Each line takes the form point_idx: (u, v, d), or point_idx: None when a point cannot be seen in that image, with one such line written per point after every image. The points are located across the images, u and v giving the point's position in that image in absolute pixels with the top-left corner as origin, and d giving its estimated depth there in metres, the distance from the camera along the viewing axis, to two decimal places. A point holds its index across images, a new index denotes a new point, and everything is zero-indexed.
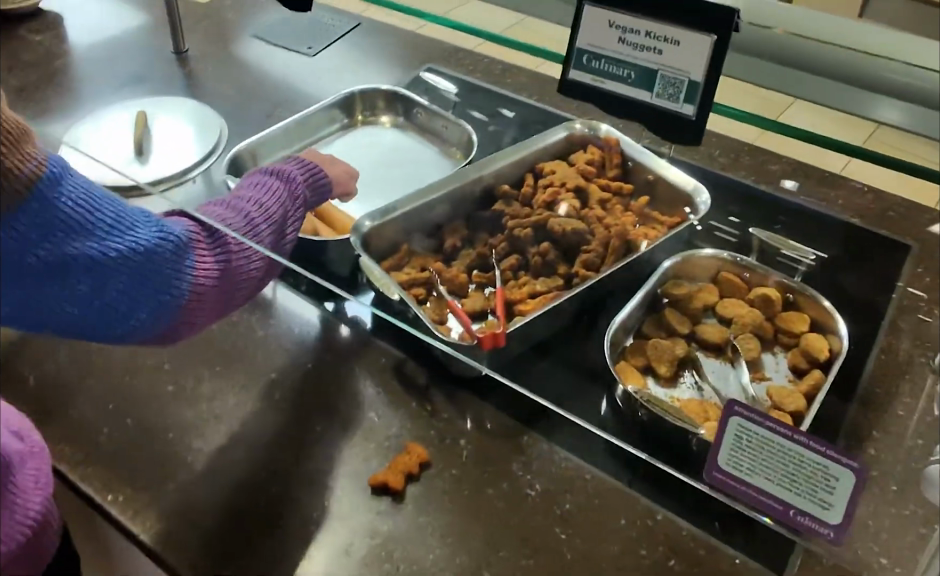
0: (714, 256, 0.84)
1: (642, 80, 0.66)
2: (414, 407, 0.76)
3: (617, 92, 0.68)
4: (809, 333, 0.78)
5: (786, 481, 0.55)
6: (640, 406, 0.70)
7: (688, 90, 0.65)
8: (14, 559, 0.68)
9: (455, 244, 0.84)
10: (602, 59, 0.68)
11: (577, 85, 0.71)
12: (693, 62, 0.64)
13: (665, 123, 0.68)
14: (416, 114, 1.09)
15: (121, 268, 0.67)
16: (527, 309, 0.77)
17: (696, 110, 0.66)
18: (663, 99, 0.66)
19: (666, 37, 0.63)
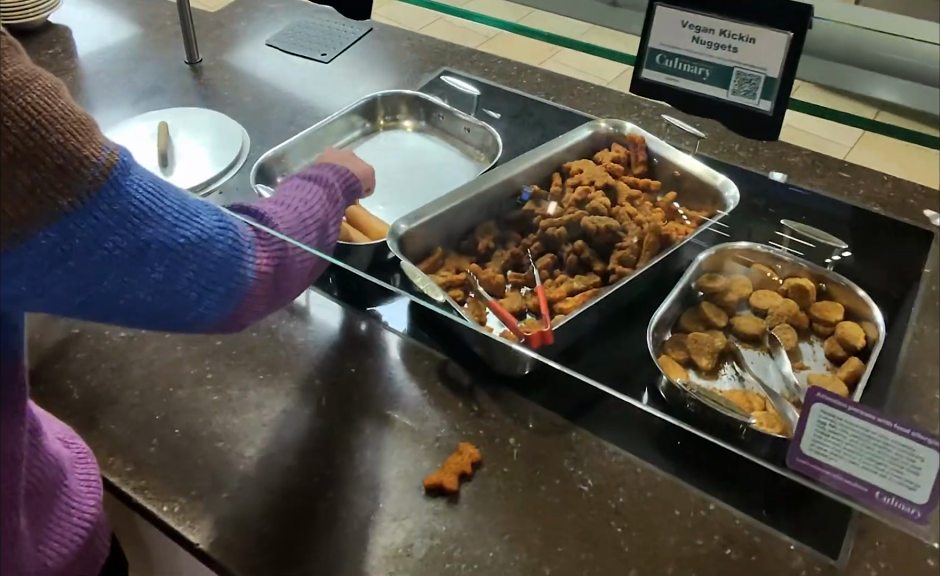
0: (749, 249, 0.85)
1: (716, 78, 0.66)
2: (461, 407, 0.78)
3: (689, 91, 0.68)
4: (844, 322, 0.79)
5: (872, 463, 0.54)
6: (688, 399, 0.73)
7: (765, 86, 0.64)
8: (73, 560, 0.73)
9: (487, 245, 0.86)
10: (675, 58, 0.68)
11: (650, 83, 0.70)
12: (770, 58, 0.63)
13: (742, 120, 0.67)
14: (439, 118, 1.10)
15: (193, 257, 0.61)
16: (568, 307, 0.78)
17: (772, 105, 0.65)
18: (739, 96, 0.66)
19: (743, 35, 0.63)
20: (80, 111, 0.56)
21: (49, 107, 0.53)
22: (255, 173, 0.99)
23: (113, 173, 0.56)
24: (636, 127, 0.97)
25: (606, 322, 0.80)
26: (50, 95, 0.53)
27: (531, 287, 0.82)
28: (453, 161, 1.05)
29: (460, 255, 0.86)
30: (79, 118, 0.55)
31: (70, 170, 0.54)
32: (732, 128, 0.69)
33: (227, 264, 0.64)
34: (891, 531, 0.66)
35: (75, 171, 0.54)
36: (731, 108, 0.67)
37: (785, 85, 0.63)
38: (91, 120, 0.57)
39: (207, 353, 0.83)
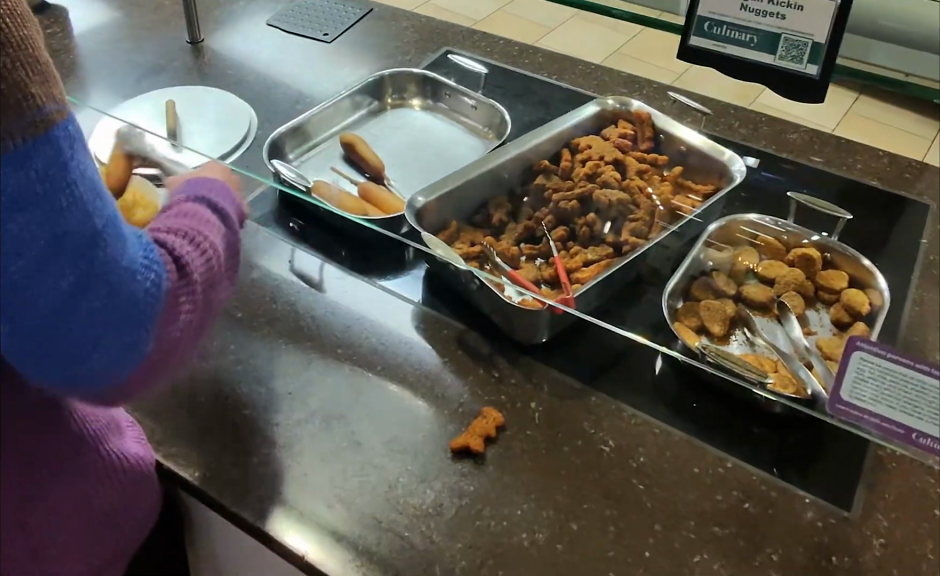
0: (756, 221, 0.88)
1: (765, 45, 0.68)
2: (482, 373, 0.80)
3: (740, 59, 0.70)
4: (848, 290, 0.81)
5: (910, 407, 0.57)
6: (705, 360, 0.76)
7: (813, 51, 0.67)
8: (123, 505, 0.73)
9: (501, 218, 0.88)
10: (724, 25, 0.70)
11: (699, 51, 0.73)
12: (817, 26, 0.65)
13: (789, 84, 0.70)
14: (445, 97, 1.11)
15: (106, 281, 0.52)
16: (584, 276, 0.81)
17: (819, 70, 0.67)
18: (786, 60, 0.68)
19: (791, 3, 0.64)
20: (40, 47, 0.48)
21: (7, 29, 0.45)
22: (268, 151, 1.00)
23: (49, 130, 0.48)
24: (642, 105, 0.99)
25: (620, 292, 0.83)
26: (11, 18, 0.45)
27: (545, 258, 0.85)
28: (460, 140, 1.05)
29: (475, 228, 0.88)
30: (35, 52, 0.47)
31: (12, 104, 0.46)
32: (778, 92, 0.73)
33: (141, 310, 0.55)
34: (897, 483, 0.70)
35: (17, 107, 0.46)
36: (780, 72, 0.69)
37: (831, 51, 0.65)
38: (48, 57, 0.50)
39: (228, 327, 0.85)
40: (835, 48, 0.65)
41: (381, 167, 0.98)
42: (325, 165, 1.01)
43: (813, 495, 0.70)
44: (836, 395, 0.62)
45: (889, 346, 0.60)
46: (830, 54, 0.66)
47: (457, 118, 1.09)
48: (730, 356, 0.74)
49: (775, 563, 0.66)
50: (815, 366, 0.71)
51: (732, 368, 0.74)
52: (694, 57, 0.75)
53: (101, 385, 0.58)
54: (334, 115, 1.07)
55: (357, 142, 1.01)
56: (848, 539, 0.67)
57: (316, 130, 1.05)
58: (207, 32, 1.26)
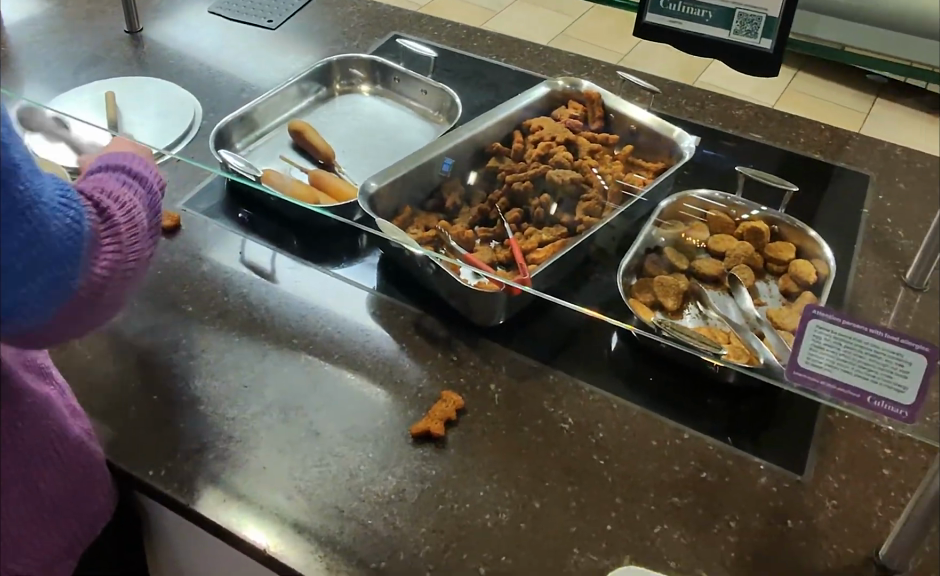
0: (706, 197, 0.89)
1: (719, 19, 0.69)
2: (440, 358, 0.80)
3: (694, 35, 0.71)
4: (796, 261, 0.83)
5: (864, 370, 0.59)
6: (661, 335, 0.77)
7: (766, 25, 0.68)
8: (71, 492, 0.70)
9: (455, 202, 0.88)
10: (680, 2, 0.71)
11: (657, 29, 0.74)
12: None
13: (745, 58, 0.71)
14: (395, 81, 1.09)
15: (28, 215, 0.55)
16: (540, 257, 0.81)
17: (772, 43, 0.69)
18: (742, 35, 0.69)
19: None
20: None
21: None
22: (213, 139, 0.98)
23: None
24: (592, 84, 1.00)
25: (574, 270, 0.83)
26: None
27: (500, 240, 0.85)
28: (410, 125, 1.04)
29: (429, 213, 0.88)
30: None
31: None
32: (736, 66, 0.74)
33: (68, 245, 0.57)
34: (845, 446, 0.72)
35: None
36: (735, 47, 0.70)
37: (783, 26, 0.66)
38: None
39: (180, 322, 0.83)
40: (787, 22, 0.66)
41: (331, 154, 0.97)
42: (273, 154, 1.00)
43: (768, 462, 0.72)
44: (793, 361, 0.62)
45: (840, 311, 0.61)
46: (784, 28, 0.66)
47: (406, 103, 1.07)
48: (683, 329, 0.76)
49: (732, 529, 0.67)
50: (766, 335, 0.72)
51: (690, 342, 0.75)
52: (652, 35, 0.75)
53: (36, 329, 0.59)
54: (280, 103, 1.05)
55: (307, 131, 0.99)
56: (802, 503, 0.68)
57: (266, 118, 1.03)
58: (146, 20, 1.22)
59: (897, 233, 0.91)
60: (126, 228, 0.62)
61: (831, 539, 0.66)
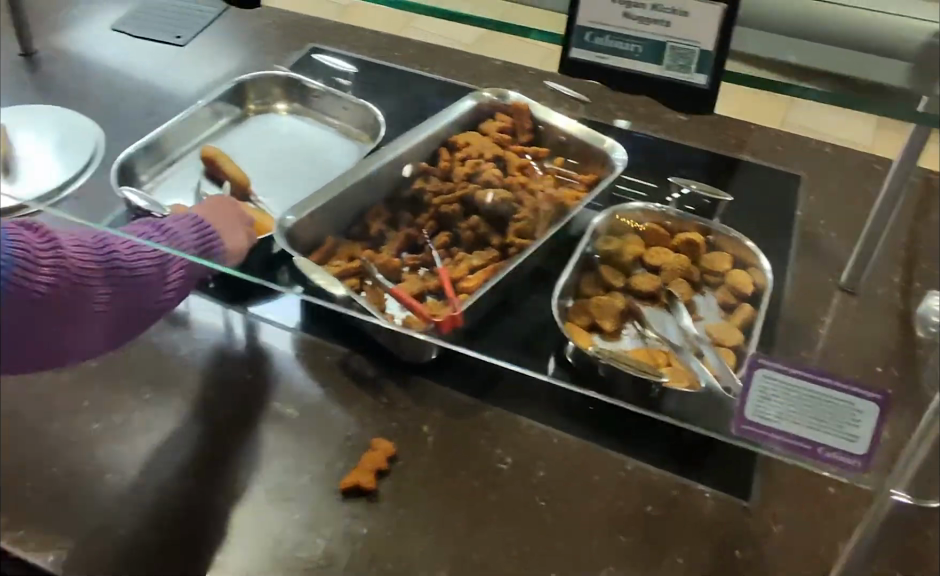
0: (642, 209, 0.88)
1: (650, 54, 0.58)
2: (370, 400, 0.77)
3: (623, 71, 0.60)
4: (732, 271, 0.82)
5: (815, 422, 0.57)
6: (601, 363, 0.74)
7: (700, 59, 0.58)
8: None
9: (380, 229, 0.84)
10: (606, 35, 0.59)
11: (577, 64, 0.61)
12: (704, 31, 0.56)
13: (676, 97, 0.60)
14: (314, 98, 1.03)
15: None
16: (471, 285, 0.77)
17: (708, 77, 0.58)
18: (672, 71, 0.59)
19: (675, 6, 0.56)
20: None
21: None
22: (116, 175, 0.92)
23: None
24: (519, 96, 0.94)
25: (506, 299, 0.79)
26: None
27: (430, 267, 0.81)
28: (332, 143, 0.99)
29: (352, 241, 0.84)
30: None
31: None
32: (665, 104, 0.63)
33: None
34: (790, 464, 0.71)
35: None
36: (666, 86, 0.59)
37: (721, 56, 0.57)
38: None
39: (102, 388, 0.81)
40: (724, 53, 0.57)
41: (244, 182, 0.93)
42: (184, 183, 0.96)
43: (711, 488, 0.70)
44: (743, 413, 0.61)
45: (789, 362, 0.59)
46: (720, 60, 0.57)
47: (326, 121, 1.02)
48: (623, 356, 0.73)
49: (681, 564, 0.66)
50: (707, 355, 0.71)
51: (632, 371, 0.73)
52: (570, 71, 0.63)
53: None
54: (192, 127, 1.00)
55: (219, 158, 0.95)
56: (747, 531, 0.67)
57: (179, 141, 0.98)
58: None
59: (830, 236, 0.90)
60: (78, 275, 0.72)
61: (781, 563, 0.65)
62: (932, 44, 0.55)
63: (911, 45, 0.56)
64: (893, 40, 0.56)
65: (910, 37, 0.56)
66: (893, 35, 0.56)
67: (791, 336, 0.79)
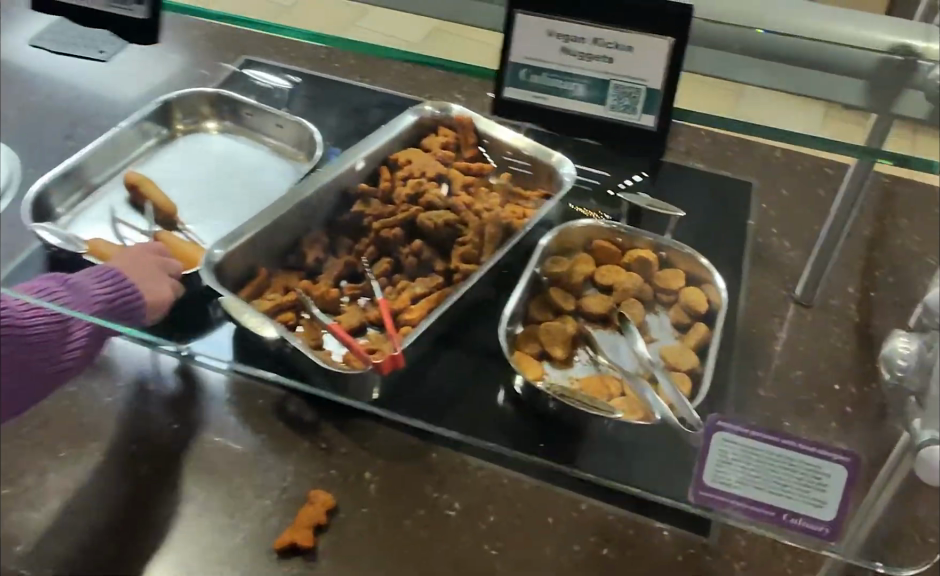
0: (591, 224, 0.82)
1: (592, 93, 0.52)
2: (307, 446, 0.74)
3: (564, 113, 0.54)
4: (686, 288, 0.79)
5: (778, 488, 0.58)
6: (551, 399, 0.71)
7: (647, 98, 0.52)
8: None
9: (318, 257, 0.80)
10: (543, 73, 0.53)
11: (513, 105, 0.55)
12: (650, 67, 0.50)
13: (623, 141, 0.54)
14: (245, 115, 0.97)
15: None
16: (413, 317, 0.73)
17: (656, 118, 0.52)
18: (617, 112, 0.53)
19: (619, 42, 0.50)
20: None
21: None
22: (29, 210, 0.84)
23: None
24: (462, 109, 0.87)
25: (449, 330, 0.76)
26: None
27: (370, 298, 0.77)
28: (267, 165, 0.94)
29: (289, 271, 0.80)
30: None
31: None
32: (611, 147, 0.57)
33: None
34: None
35: None
36: (611, 129, 0.53)
37: (669, 95, 0.51)
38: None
39: (17, 446, 0.76)
40: (672, 92, 0.51)
41: (170, 210, 0.87)
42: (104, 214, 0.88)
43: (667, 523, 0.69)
44: (702, 478, 0.62)
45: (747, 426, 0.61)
46: (668, 100, 0.51)
47: (261, 139, 0.97)
48: (575, 391, 0.70)
49: None
50: (660, 381, 0.69)
51: (584, 407, 0.69)
52: (506, 113, 0.56)
53: None
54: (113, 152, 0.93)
55: (142, 184, 0.89)
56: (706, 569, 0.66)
57: (98, 170, 0.91)
58: None
59: (783, 244, 0.88)
60: None
61: None
62: (890, 61, 0.51)
63: (869, 61, 0.51)
64: (850, 57, 0.51)
65: (867, 52, 0.51)
66: (851, 51, 0.51)
67: (741, 359, 0.77)
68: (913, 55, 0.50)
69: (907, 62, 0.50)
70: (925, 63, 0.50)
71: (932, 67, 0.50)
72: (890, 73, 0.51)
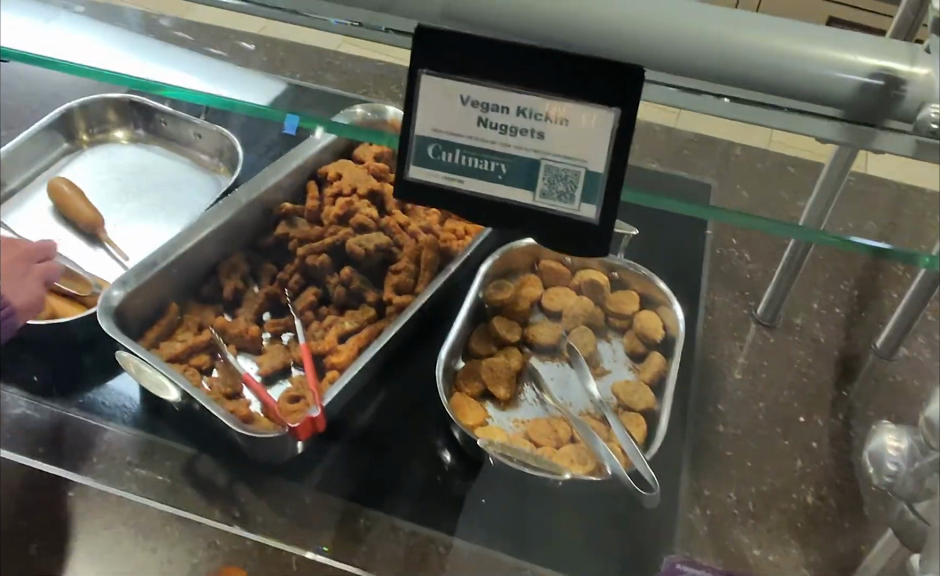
0: (535, 244, 0.71)
1: (519, 176, 0.41)
2: (218, 515, 0.63)
3: (482, 200, 0.42)
4: (640, 313, 0.72)
5: None
6: (492, 455, 0.63)
7: (587, 184, 0.40)
8: None
9: (236, 288, 0.72)
10: (456, 148, 0.41)
11: (420, 190, 0.43)
12: (591, 146, 0.39)
13: (558, 237, 0.42)
14: (160, 122, 0.85)
15: None
16: (337, 360, 0.67)
17: (600, 211, 0.40)
18: (549, 200, 0.41)
19: (550, 113, 0.39)
20: None
21: None
22: None
23: None
24: None
25: (382, 369, 0.70)
26: None
27: (293, 333, 0.70)
28: (183, 180, 0.85)
29: (203, 305, 0.73)
30: None
31: None
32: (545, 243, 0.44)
33: None
34: (716, 558, 0.60)
35: None
36: (542, 220, 0.41)
37: (616, 181, 0.40)
38: None
39: None
40: (621, 173, 0.39)
41: (95, 222, 0.78)
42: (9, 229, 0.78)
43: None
44: None
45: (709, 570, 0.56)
46: (615, 187, 0.40)
47: (179, 149, 0.87)
48: (519, 448, 0.62)
49: None
50: (611, 425, 0.64)
51: (527, 468, 0.62)
52: (409, 199, 0.43)
53: None
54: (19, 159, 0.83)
55: (64, 189, 0.79)
56: None
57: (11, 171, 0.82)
58: None
59: (743, 257, 0.80)
60: None
61: None
62: (869, 87, 0.41)
63: (845, 86, 0.41)
64: (823, 82, 0.41)
65: (842, 78, 0.41)
66: (822, 75, 0.41)
67: (695, 394, 0.71)
68: (896, 81, 0.41)
69: (887, 90, 0.41)
70: (911, 91, 0.41)
71: (922, 100, 0.41)
72: (869, 103, 0.41)
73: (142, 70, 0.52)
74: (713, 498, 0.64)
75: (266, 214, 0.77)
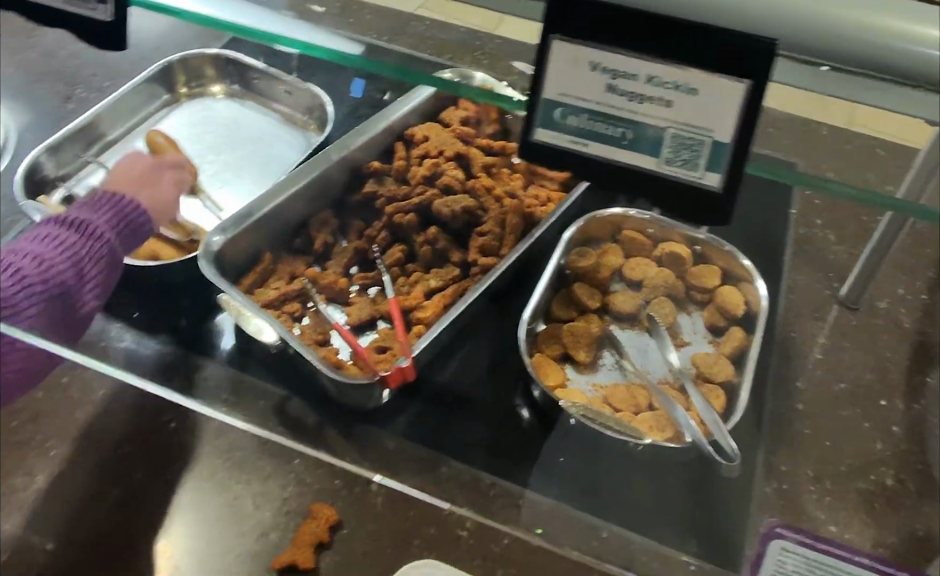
0: (622, 214, 0.73)
1: (643, 142, 0.41)
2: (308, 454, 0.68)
3: (606, 164, 0.43)
4: (722, 287, 0.72)
5: None
6: (572, 416, 0.64)
7: (712, 154, 0.40)
8: None
9: (326, 242, 0.75)
10: (583, 113, 0.42)
11: (544, 152, 0.44)
12: (719, 116, 0.39)
13: (678, 202, 0.43)
14: (254, 80, 0.85)
15: None
16: (424, 317, 0.69)
17: (723, 179, 0.41)
18: (674, 167, 0.41)
19: (680, 83, 0.39)
20: None
21: None
22: (23, 184, 0.79)
23: None
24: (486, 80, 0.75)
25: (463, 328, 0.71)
26: None
27: (380, 288, 0.72)
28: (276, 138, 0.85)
29: (293, 256, 0.76)
30: None
31: None
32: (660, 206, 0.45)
33: None
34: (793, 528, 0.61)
35: None
36: (664, 186, 0.42)
37: (741, 151, 0.40)
38: None
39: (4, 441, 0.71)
40: (747, 144, 0.40)
41: None
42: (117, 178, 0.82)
43: (695, 558, 0.61)
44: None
45: (808, 530, 0.60)
46: (739, 157, 0.40)
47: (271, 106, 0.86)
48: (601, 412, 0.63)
49: None
50: (690, 396, 0.64)
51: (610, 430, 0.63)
52: (533, 158, 0.45)
53: None
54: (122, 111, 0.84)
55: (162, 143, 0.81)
56: None
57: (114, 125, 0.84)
58: None
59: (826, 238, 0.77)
60: (75, 242, 0.62)
61: None
62: None
63: None
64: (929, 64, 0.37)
65: None
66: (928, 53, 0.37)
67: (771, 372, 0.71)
68: None
69: None
70: None
71: None
72: None
73: (249, 18, 0.52)
74: (790, 473, 0.64)
75: (353, 172, 0.79)
